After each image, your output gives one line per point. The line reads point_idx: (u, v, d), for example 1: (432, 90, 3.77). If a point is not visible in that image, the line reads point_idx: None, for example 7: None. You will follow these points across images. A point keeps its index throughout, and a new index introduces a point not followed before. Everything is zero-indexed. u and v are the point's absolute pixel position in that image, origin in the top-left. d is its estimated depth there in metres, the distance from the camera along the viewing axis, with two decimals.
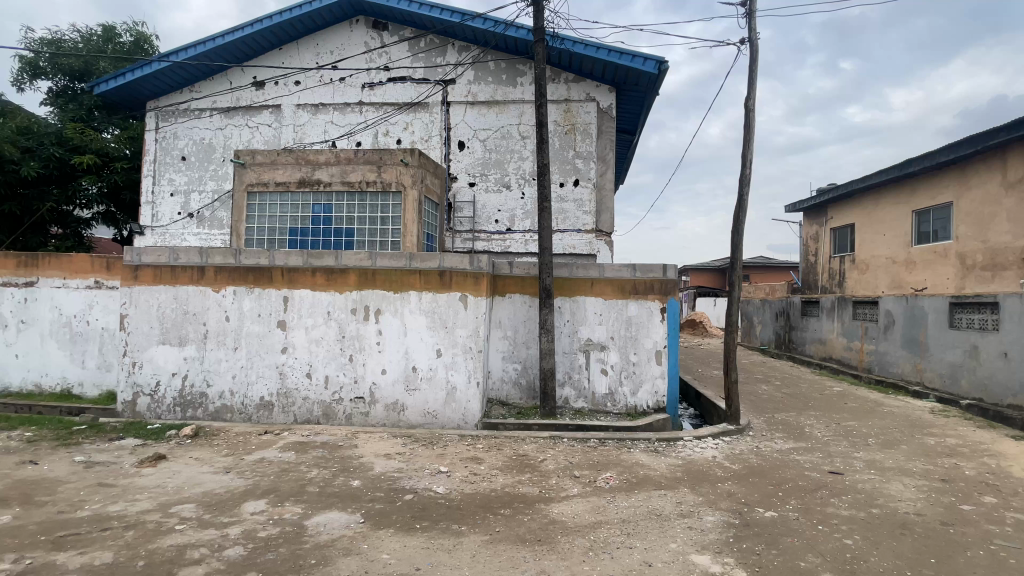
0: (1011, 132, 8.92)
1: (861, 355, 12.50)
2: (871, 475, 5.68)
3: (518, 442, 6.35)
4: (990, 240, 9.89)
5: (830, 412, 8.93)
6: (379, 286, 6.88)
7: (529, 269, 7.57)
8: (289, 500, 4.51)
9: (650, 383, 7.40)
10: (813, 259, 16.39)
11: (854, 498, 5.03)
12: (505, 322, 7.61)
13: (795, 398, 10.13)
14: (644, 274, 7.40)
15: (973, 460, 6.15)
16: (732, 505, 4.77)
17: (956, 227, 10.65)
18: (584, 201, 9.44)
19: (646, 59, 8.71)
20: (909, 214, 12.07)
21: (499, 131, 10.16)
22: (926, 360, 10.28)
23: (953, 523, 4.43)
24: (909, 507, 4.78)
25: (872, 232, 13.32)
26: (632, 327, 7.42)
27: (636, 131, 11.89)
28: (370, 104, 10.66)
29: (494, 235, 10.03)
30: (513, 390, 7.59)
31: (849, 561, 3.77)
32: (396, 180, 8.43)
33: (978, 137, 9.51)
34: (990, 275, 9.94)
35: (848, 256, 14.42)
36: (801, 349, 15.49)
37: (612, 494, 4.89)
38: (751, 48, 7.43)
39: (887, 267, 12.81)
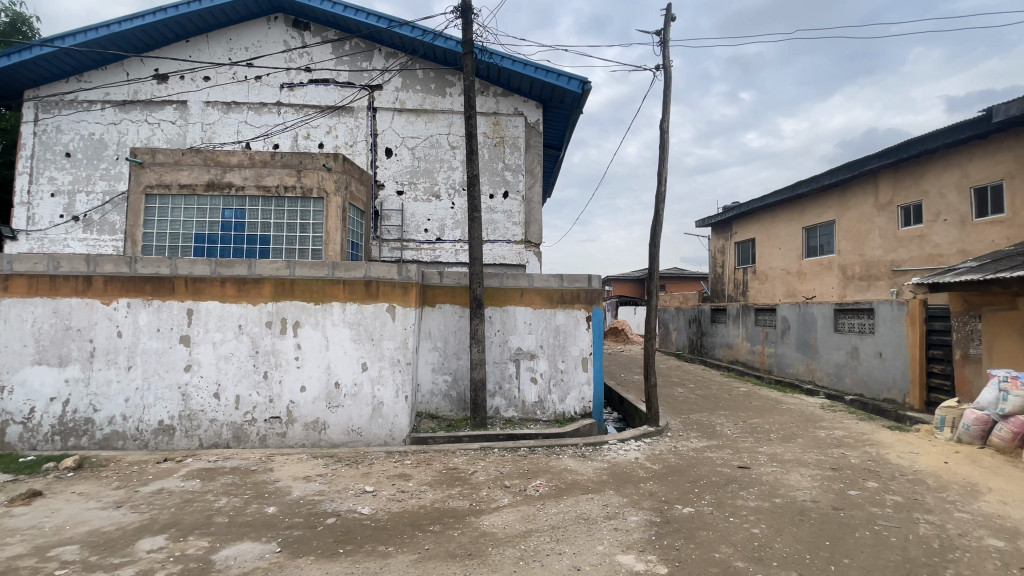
0: (881, 159, 10.35)
1: (763, 358, 13.72)
2: (773, 467, 6.23)
3: (448, 456, 6.23)
4: (865, 254, 11.28)
5: (737, 410, 9.69)
6: (298, 297, 6.49)
7: (459, 279, 7.53)
8: (192, 534, 4.07)
9: (577, 390, 7.62)
10: (720, 270, 17.79)
11: (760, 489, 5.48)
12: (434, 332, 7.48)
13: (708, 398, 10.88)
14: (571, 284, 7.62)
15: (858, 449, 6.93)
16: (654, 504, 5.00)
17: (837, 242, 12.08)
18: (514, 212, 9.58)
19: (570, 78, 9.07)
20: (800, 231, 13.51)
21: (427, 140, 10.06)
22: (817, 361, 11.49)
23: (843, 507, 4.94)
24: (806, 495, 5.28)
25: (770, 247, 14.72)
26: (560, 335, 7.60)
27: (562, 146, 12.31)
28: (289, 105, 10.13)
29: (423, 244, 9.88)
30: (442, 402, 7.47)
31: (756, 549, 4.08)
32: (318, 185, 8.05)
33: (855, 163, 10.97)
34: (866, 285, 11.27)
35: (750, 267, 15.83)
36: (712, 353, 16.72)
37: (542, 502, 4.94)
38: (665, 74, 7.99)
39: (783, 278, 14.21)
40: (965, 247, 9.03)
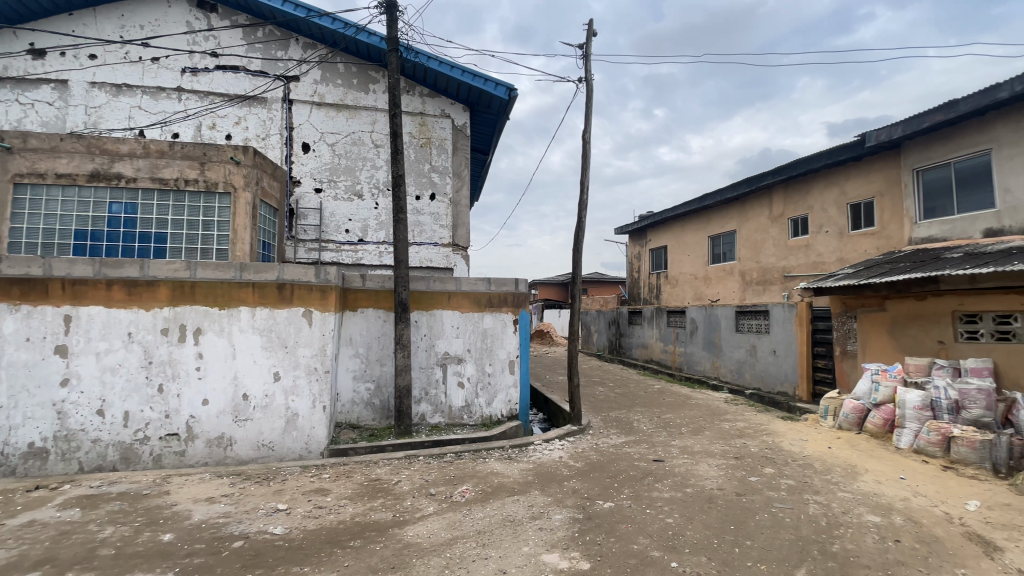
0: (775, 176, 11.55)
1: (674, 357, 14.64)
2: (684, 459, 6.65)
3: (370, 467, 5.97)
4: (761, 261, 12.43)
5: (652, 407, 10.25)
6: (200, 302, 5.91)
7: (382, 282, 7.26)
8: (69, 571, 3.54)
9: (504, 393, 7.65)
10: (636, 275, 18.78)
11: (673, 481, 5.81)
12: (355, 338, 7.15)
13: (626, 396, 11.42)
14: (498, 287, 7.65)
15: (756, 438, 7.60)
16: (576, 501, 5.12)
17: (738, 250, 13.22)
18: (441, 215, 9.45)
19: (497, 84, 9.14)
20: (706, 239, 14.62)
21: (349, 137, 9.64)
22: (721, 359, 12.46)
23: (745, 493, 5.38)
24: (713, 484, 5.69)
25: (681, 253, 15.79)
26: (487, 338, 7.59)
27: (488, 151, 12.37)
28: (191, 92, 9.25)
29: (343, 245, 9.43)
30: (364, 411, 7.16)
31: (670, 537, 4.32)
32: (226, 180, 7.41)
33: (753, 179, 12.18)
34: (761, 289, 12.42)
35: (662, 273, 16.87)
36: (629, 353, 17.57)
37: (467, 507, 4.88)
38: (587, 87, 8.31)
39: (691, 282, 15.28)
40: (842, 256, 10.24)
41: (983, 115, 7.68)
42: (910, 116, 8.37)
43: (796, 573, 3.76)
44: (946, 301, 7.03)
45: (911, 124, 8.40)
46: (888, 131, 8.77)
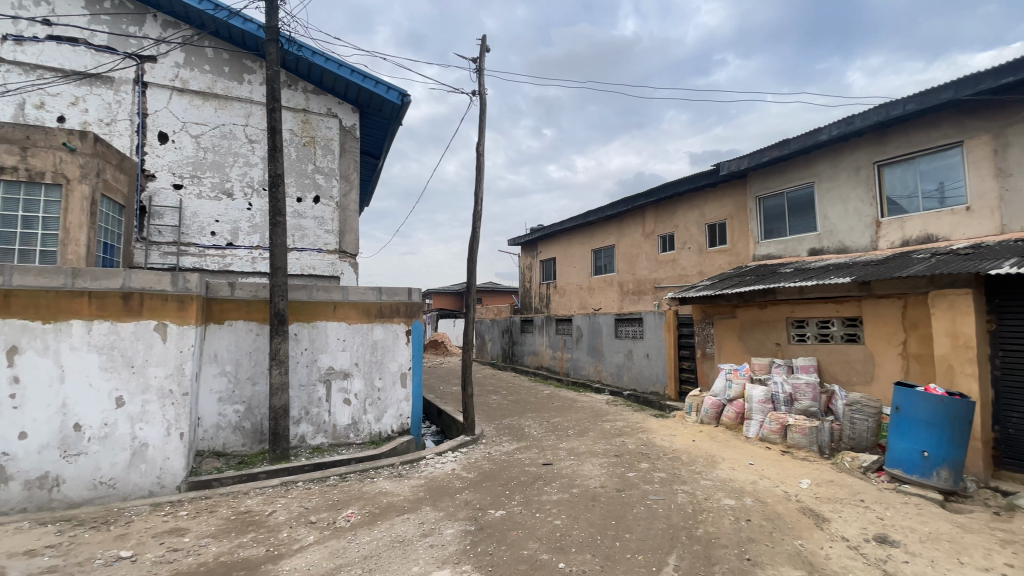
0: (648, 197, 12.72)
1: (562, 363, 15.30)
2: (571, 460, 6.93)
3: (239, 498, 5.30)
4: (636, 273, 13.54)
5: (542, 412, 10.57)
6: (18, 314, 4.89)
7: (255, 291, 6.57)
8: None
9: (395, 407, 7.35)
10: (527, 285, 19.36)
11: (560, 483, 6.01)
12: (222, 354, 6.37)
13: (517, 403, 11.64)
14: (390, 297, 7.35)
15: (633, 436, 8.20)
16: (468, 513, 5.04)
17: (617, 263, 14.26)
18: (325, 219, 8.87)
19: (389, 88, 8.88)
20: (590, 252, 15.55)
21: (217, 129, 8.63)
22: (603, 364, 13.28)
23: (625, 488, 5.75)
24: (597, 482, 5.99)
25: (568, 265, 16.62)
26: (377, 351, 7.23)
27: (380, 156, 11.95)
28: (12, 63, 7.71)
29: (208, 249, 8.40)
30: (232, 435, 6.39)
31: (558, 538, 4.44)
32: (55, 170, 6.19)
33: (629, 199, 13.28)
34: (637, 298, 13.51)
35: (551, 283, 17.59)
36: (521, 361, 18.02)
37: (353, 532, 4.55)
38: (481, 100, 8.42)
39: (577, 292, 16.14)
40: (702, 269, 11.52)
41: (807, 153, 9.18)
42: (753, 151, 9.75)
43: (669, 559, 4.07)
44: (782, 308, 8.23)
45: (755, 158, 9.77)
46: (737, 162, 10.11)
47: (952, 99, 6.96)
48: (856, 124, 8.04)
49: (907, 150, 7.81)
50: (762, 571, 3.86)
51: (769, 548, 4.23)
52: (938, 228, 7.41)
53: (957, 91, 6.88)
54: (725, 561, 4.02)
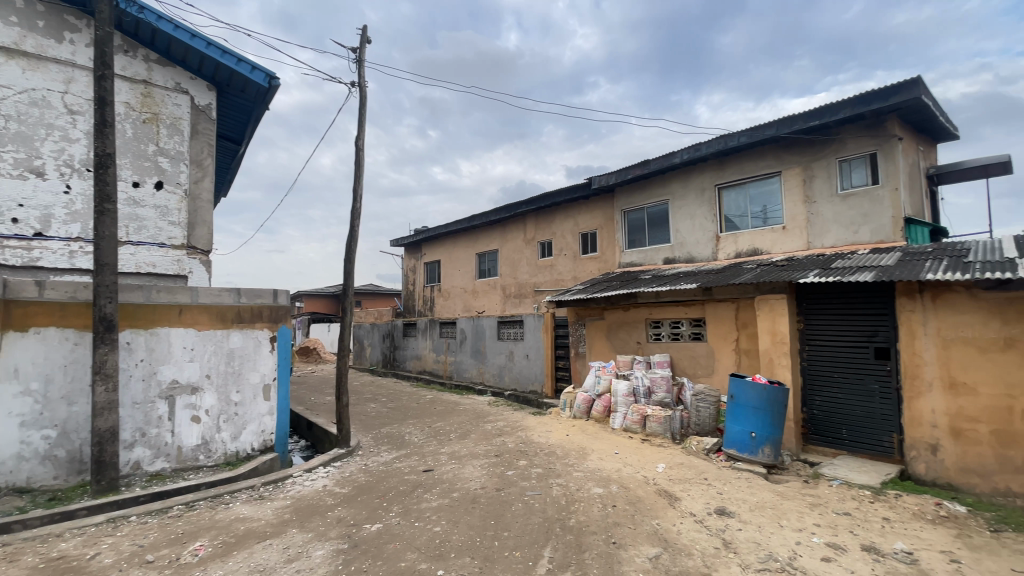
0: (529, 204, 13.18)
1: (445, 366, 15.20)
2: (452, 465, 6.86)
3: (49, 543, 4.34)
4: (518, 277, 13.93)
5: (423, 417, 10.35)
6: None
7: (72, 292, 5.47)
8: None
9: (256, 422, 6.63)
10: (410, 287, 18.88)
11: (441, 488, 5.91)
12: (24, 369, 5.18)
13: (397, 410, 11.26)
14: (251, 300, 6.64)
15: (513, 435, 8.40)
16: (341, 531, 4.71)
17: (500, 267, 14.56)
18: (170, 209, 7.71)
19: (254, 68, 8.03)
20: (474, 256, 15.67)
21: (24, 94, 7.04)
22: (486, 365, 13.48)
23: (504, 487, 5.85)
24: (477, 484, 6.02)
25: (452, 268, 16.56)
26: (234, 361, 6.46)
27: (242, 142, 10.74)
28: None
29: (6, 239, 6.78)
30: (39, 468, 5.22)
31: (437, 546, 4.35)
32: None
33: (512, 205, 13.66)
34: (518, 301, 13.91)
35: (435, 286, 17.35)
36: (402, 366, 17.51)
37: (202, 568, 3.98)
38: (361, 92, 8.01)
39: (460, 295, 16.13)
40: (577, 274, 12.26)
41: (665, 173, 10.27)
42: (620, 168, 10.63)
43: (544, 551, 4.21)
44: (642, 311, 9.07)
45: (621, 174, 10.67)
46: (607, 177, 10.94)
47: (774, 135, 8.32)
48: (703, 150, 9.19)
49: (740, 177, 9.12)
50: (626, 552, 4.18)
51: (631, 529, 4.61)
52: (762, 243, 8.79)
53: (777, 129, 8.26)
54: (594, 547, 4.28)
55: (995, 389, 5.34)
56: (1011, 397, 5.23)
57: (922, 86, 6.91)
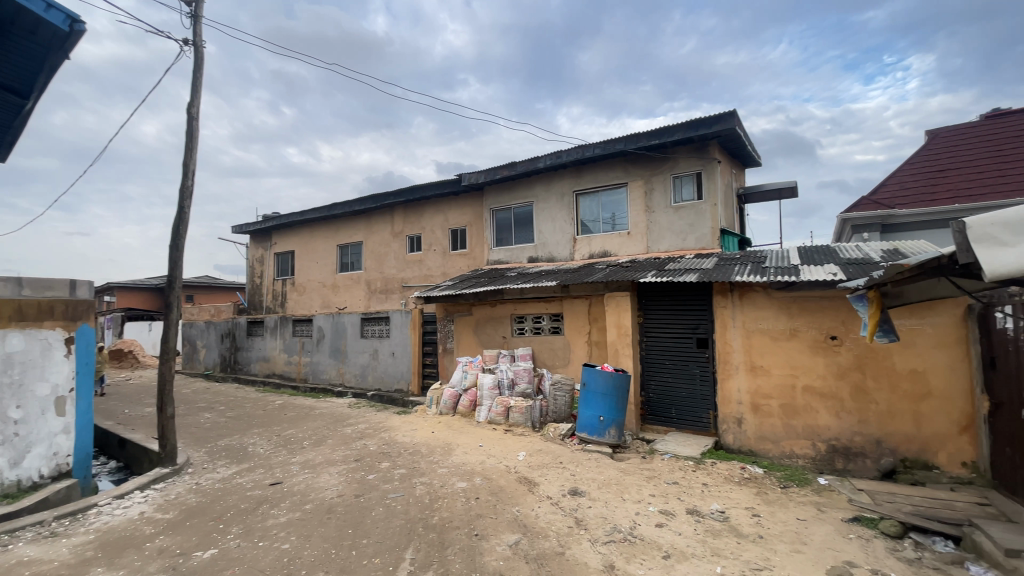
0: (396, 196, 12.73)
1: (299, 368, 14.00)
2: (305, 474, 6.31)
3: None
4: (383, 271, 13.37)
5: (271, 425, 9.37)
6: None
7: None
8: None
9: (45, 444, 5.34)
10: (257, 280, 16.94)
11: (291, 501, 5.39)
12: None
13: (239, 419, 10.01)
14: (36, 293, 5.35)
15: (375, 437, 8.04)
16: (164, 563, 4.03)
17: (363, 260, 13.83)
18: None
19: (47, 5, 6.42)
20: (334, 247, 14.63)
21: None
22: (346, 365, 12.75)
23: (363, 493, 5.55)
24: (333, 492, 5.62)
25: (308, 260, 15.26)
26: (14, 369, 5.09)
27: (28, 95, 8.56)
28: None
29: None
30: None
31: (286, 565, 3.95)
32: None
33: (378, 196, 13.05)
34: (383, 297, 13.33)
35: (288, 279, 15.82)
36: (246, 369, 15.65)
37: None
38: (196, 53, 6.91)
39: (318, 290, 14.95)
40: (445, 270, 12.20)
41: (529, 176, 10.71)
42: (488, 167, 10.83)
43: (406, 554, 4.10)
44: (507, 307, 9.34)
45: (490, 173, 10.87)
46: (476, 175, 11.05)
47: (623, 149, 9.20)
48: (563, 157, 9.78)
49: (595, 185, 9.91)
50: (487, 543, 4.26)
51: (492, 520, 4.70)
52: (612, 246, 9.67)
53: (626, 144, 9.15)
54: (456, 542, 4.27)
55: (784, 370, 6.59)
56: (794, 376, 6.52)
57: (736, 119, 8.24)
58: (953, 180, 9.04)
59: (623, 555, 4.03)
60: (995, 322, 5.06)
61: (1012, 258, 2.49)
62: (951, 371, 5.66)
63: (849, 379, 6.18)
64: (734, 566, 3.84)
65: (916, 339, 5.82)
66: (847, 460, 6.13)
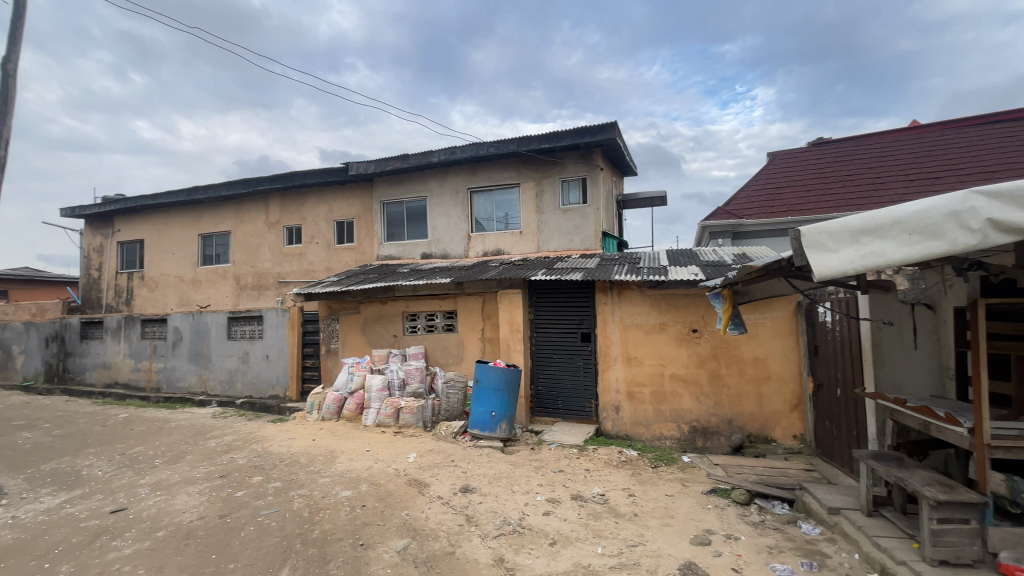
0: (272, 183, 11.58)
1: (149, 375, 12.27)
2: (157, 497, 5.46)
3: None
4: (256, 265, 12.10)
5: (111, 443, 7.98)
6: None
7: None
8: None
9: None
10: (94, 274, 14.33)
11: (138, 530, 4.63)
12: None
13: (67, 438, 8.37)
14: None
15: (245, 449, 7.24)
16: None
17: (232, 252, 12.39)
18: None
19: None
20: (195, 237, 12.89)
21: None
22: (209, 370, 11.48)
23: (230, 512, 4.96)
24: (193, 514, 4.94)
25: (162, 251, 13.27)
26: None
27: None
28: None
29: None
30: None
31: None
32: None
33: (250, 181, 11.76)
34: (257, 293, 12.05)
35: (135, 272, 13.62)
36: (78, 378, 13.31)
37: None
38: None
39: (175, 285, 13.06)
40: (328, 265, 11.42)
41: (421, 170, 10.43)
42: (378, 158, 10.34)
43: None
44: (397, 304, 9.02)
45: (380, 164, 10.38)
46: (365, 165, 10.48)
47: (515, 150, 9.37)
48: (457, 154, 9.69)
49: (488, 184, 9.97)
50: (373, 552, 4.05)
51: (380, 527, 4.49)
52: (504, 245, 9.81)
53: (518, 145, 9.33)
54: (339, 555, 4.01)
55: (655, 361, 7.22)
56: (663, 366, 7.17)
57: (617, 130, 8.84)
58: (788, 196, 10.62)
59: (512, 547, 4.08)
60: (818, 316, 6.05)
61: (835, 262, 2.90)
62: (785, 357, 6.66)
63: (708, 367, 6.96)
64: (613, 545, 4.09)
65: (760, 331, 6.74)
66: (705, 439, 6.90)
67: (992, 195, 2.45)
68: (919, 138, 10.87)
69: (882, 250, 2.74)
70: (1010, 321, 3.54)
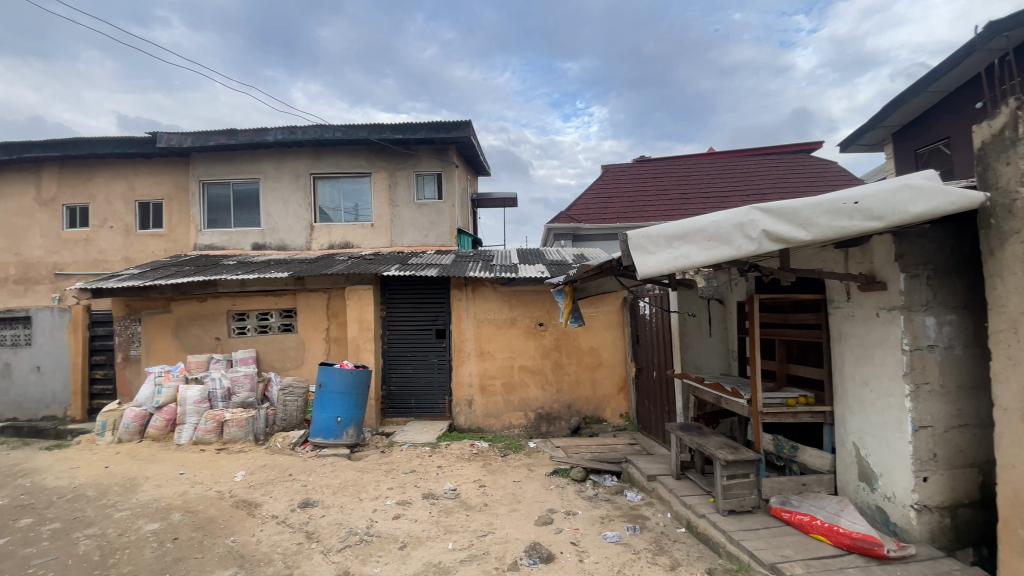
0: (45, 150, 9.16)
1: None
2: None
3: None
4: (22, 253, 9.49)
5: None
6: None
7: None
8: None
9: None
10: None
11: None
12: None
13: None
14: None
15: (5, 487, 5.62)
16: None
17: None
18: None
19: None
20: None
21: None
22: None
23: None
24: None
25: None
26: None
27: None
28: None
29: None
30: None
31: None
32: None
33: (10, 144, 9.13)
34: (23, 289, 9.43)
35: None
36: None
37: None
38: None
39: None
40: (128, 255, 9.46)
41: (254, 150, 9.25)
42: (198, 131, 8.87)
43: None
44: (221, 302, 7.88)
45: (200, 138, 8.90)
46: (178, 137, 8.88)
47: (366, 138, 8.87)
48: (298, 134, 8.79)
49: (335, 171, 9.26)
50: None
51: (198, 559, 3.87)
52: (353, 238, 9.22)
53: (368, 133, 8.84)
54: None
55: (504, 354, 7.49)
56: (512, 358, 7.48)
57: (470, 128, 8.95)
58: (618, 206, 11.94)
59: (358, 558, 3.85)
60: (640, 309, 6.91)
61: (654, 263, 3.27)
62: (614, 345, 7.47)
63: (551, 357, 7.46)
64: (463, 539, 4.12)
65: (594, 323, 7.45)
66: (549, 424, 7.40)
67: (767, 212, 3.02)
68: (715, 161, 13.04)
69: (689, 254, 3.19)
70: (775, 312, 4.44)
